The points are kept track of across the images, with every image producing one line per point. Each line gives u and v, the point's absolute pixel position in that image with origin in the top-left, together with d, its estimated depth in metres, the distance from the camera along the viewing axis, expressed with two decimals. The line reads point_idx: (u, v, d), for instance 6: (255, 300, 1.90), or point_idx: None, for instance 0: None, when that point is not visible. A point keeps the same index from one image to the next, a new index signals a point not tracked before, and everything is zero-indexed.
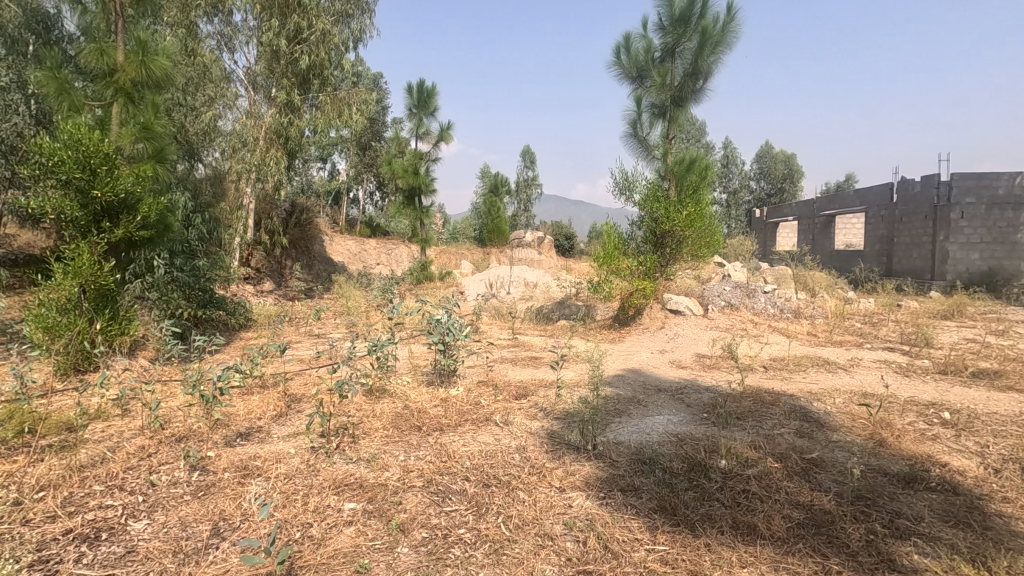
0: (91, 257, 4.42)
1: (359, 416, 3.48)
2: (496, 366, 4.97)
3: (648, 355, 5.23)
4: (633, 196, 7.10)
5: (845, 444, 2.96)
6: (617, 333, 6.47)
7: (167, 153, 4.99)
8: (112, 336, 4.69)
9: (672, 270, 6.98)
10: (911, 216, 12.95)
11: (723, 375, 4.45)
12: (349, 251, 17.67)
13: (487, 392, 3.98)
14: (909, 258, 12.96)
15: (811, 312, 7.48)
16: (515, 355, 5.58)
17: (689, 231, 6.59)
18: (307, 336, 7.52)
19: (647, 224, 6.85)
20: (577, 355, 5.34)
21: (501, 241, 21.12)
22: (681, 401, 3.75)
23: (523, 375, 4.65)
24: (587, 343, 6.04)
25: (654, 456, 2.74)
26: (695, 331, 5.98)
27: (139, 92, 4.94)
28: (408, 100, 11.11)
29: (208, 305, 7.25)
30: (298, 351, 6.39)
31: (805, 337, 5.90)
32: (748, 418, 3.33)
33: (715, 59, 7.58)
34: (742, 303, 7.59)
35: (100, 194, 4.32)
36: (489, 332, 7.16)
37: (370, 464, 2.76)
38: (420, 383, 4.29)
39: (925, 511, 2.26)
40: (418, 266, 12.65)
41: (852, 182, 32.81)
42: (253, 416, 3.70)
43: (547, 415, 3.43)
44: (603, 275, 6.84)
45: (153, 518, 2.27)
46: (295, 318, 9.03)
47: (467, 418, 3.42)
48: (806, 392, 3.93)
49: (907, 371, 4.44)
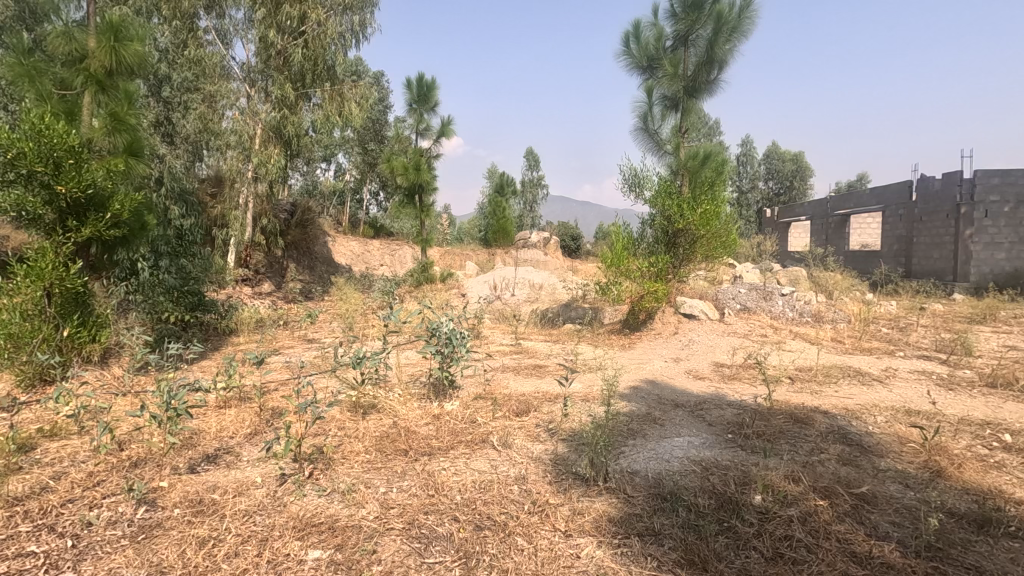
0: (56, 258, 4.08)
1: (340, 438, 3.10)
2: (496, 376, 4.59)
3: (661, 364, 4.81)
4: (644, 192, 6.69)
5: (896, 475, 2.55)
6: (627, 339, 6.05)
7: (142, 145, 4.66)
8: (81, 343, 4.32)
9: (684, 272, 6.54)
10: (932, 215, 12.43)
11: (746, 388, 4.05)
12: (351, 252, 17.33)
13: (484, 408, 3.60)
14: (929, 259, 12.46)
15: (833, 316, 7.04)
16: (518, 363, 5.19)
17: (703, 229, 6.16)
18: (300, 341, 7.17)
19: (658, 223, 6.45)
20: (585, 365, 4.93)
21: (506, 242, 20.70)
22: (701, 419, 3.35)
23: (526, 387, 4.26)
24: (595, 349, 5.65)
25: (675, 491, 2.34)
26: (712, 337, 5.55)
27: (111, 81, 4.63)
28: (408, 95, 10.74)
29: (197, 308, 6.95)
30: (288, 359, 6.03)
31: (831, 344, 5.46)
32: (780, 442, 2.93)
33: (730, 47, 7.16)
34: (758, 306, 7.18)
35: (64, 190, 3.97)
36: (491, 337, 6.79)
37: (344, 498, 2.37)
38: (412, 396, 3.92)
39: (1013, 568, 1.84)
40: (419, 268, 12.27)
41: (865, 182, 32.25)
42: (224, 436, 3.33)
43: (552, 436, 3.03)
44: (611, 277, 6.45)
45: (79, 570, 1.90)
46: (289, 322, 8.68)
47: (460, 440, 3.02)
48: (841, 408, 3.51)
49: (950, 385, 4.01)
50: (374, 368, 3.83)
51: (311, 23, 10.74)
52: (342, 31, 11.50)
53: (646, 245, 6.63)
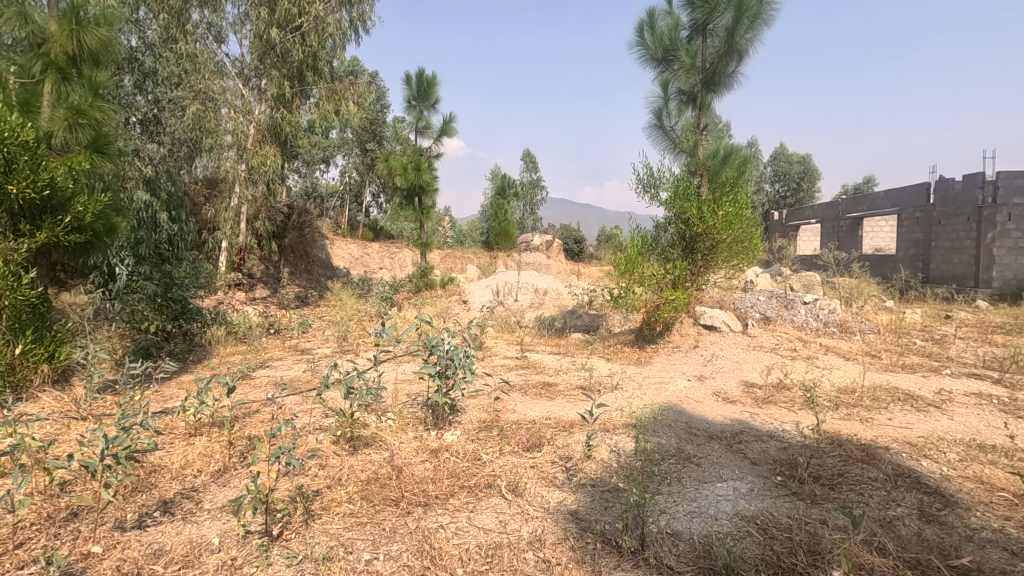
0: (6, 267, 3.60)
1: (319, 480, 2.63)
2: (501, 396, 4.14)
3: (685, 383, 4.33)
4: (660, 193, 6.23)
5: (998, 538, 2.07)
6: (641, 353, 5.57)
7: (110, 142, 4.21)
8: (36, 361, 3.86)
9: (703, 279, 6.09)
10: (951, 218, 11.97)
11: (785, 414, 3.58)
12: (349, 255, 16.87)
13: (489, 439, 3.14)
14: (949, 263, 11.98)
15: (860, 326, 6.57)
16: (525, 381, 4.73)
17: (724, 233, 5.72)
18: (291, 353, 6.72)
19: (675, 225, 5.99)
20: (599, 383, 4.46)
21: (508, 245, 20.21)
22: (742, 456, 2.89)
23: (535, 411, 3.79)
24: (609, 364, 5.18)
25: (732, 564, 1.86)
26: (737, 352, 5.08)
27: (75, 69, 4.19)
28: (407, 91, 10.29)
29: (182, 316, 6.52)
30: (275, 374, 5.56)
31: (868, 360, 5.00)
32: (843, 490, 2.45)
33: (752, 36, 6.76)
34: (779, 315, 6.72)
35: (16, 190, 3.49)
36: (494, 349, 6.33)
37: (317, 570, 1.90)
38: (407, 424, 3.45)
39: None
40: (418, 273, 11.77)
41: (873, 184, 31.88)
42: (187, 474, 2.86)
43: (571, 481, 2.56)
44: (623, 284, 5.98)
45: None
46: (280, 330, 8.23)
47: (462, 484, 2.55)
48: (901, 441, 3.04)
49: (1018, 411, 3.54)
50: (363, 395, 3.34)
51: (308, 17, 10.26)
52: (341, 26, 11.08)
53: (661, 250, 6.17)
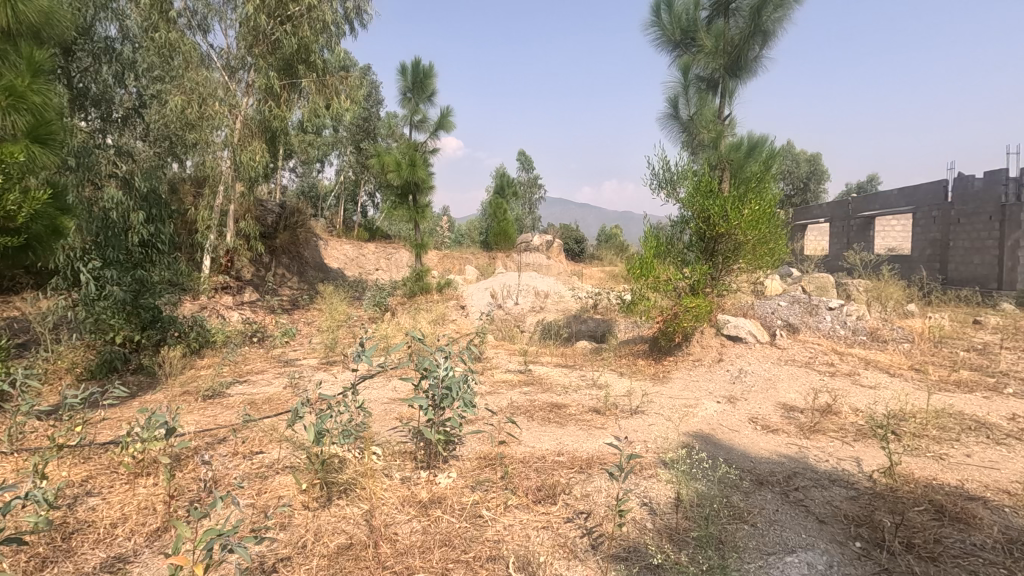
0: None
1: (277, 549, 2.07)
2: (504, 423, 3.59)
3: (714, 407, 3.78)
4: (677, 188, 5.70)
5: None
6: (659, 367, 5.02)
7: (52, 128, 3.54)
8: None
9: (724, 284, 5.52)
10: (971, 217, 11.46)
11: (841, 450, 3.03)
12: (344, 256, 16.28)
13: (490, 485, 2.59)
14: (969, 264, 11.47)
15: (892, 335, 6.04)
16: (531, 401, 4.19)
17: (750, 233, 5.19)
18: (273, 366, 6.15)
19: (693, 226, 5.46)
20: (616, 406, 3.91)
21: (507, 245, 19.53)
22: (804, 510, 2.33)
23: (545, 443, 3.24)
24: (623, 380, 4.65)
25: None
26: (767, 367, 4.53)
27: (11, 44, 3.59)
28: (402, 83, 9.73)
29: (154, 324, 6.03)
30: (252, 393, 5.00)
31: (915, 376, 4.46)
32: (953, 569, 1.89)
33: (778, 17, 6.93)
34: (803, 322, 6.20)
35: None
36: (495, 360, 5.79)
37: None
38: (392, 464, 2.89)
39: None
40: (413, 275, 11.12)
41: (875, 184, 31.47)
42: (116, 538, 2.30)
43: (597, 553, 2.01)
44: (636, 289, 5.45)
45: None
46: (263, 339, 7.66)
47: (457, 558, 1.99)
48: (995, 488, 2.49)
49: None
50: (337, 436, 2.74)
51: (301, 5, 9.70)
52: (335, 17, 10.51)
53: (678, 253, 5.62)
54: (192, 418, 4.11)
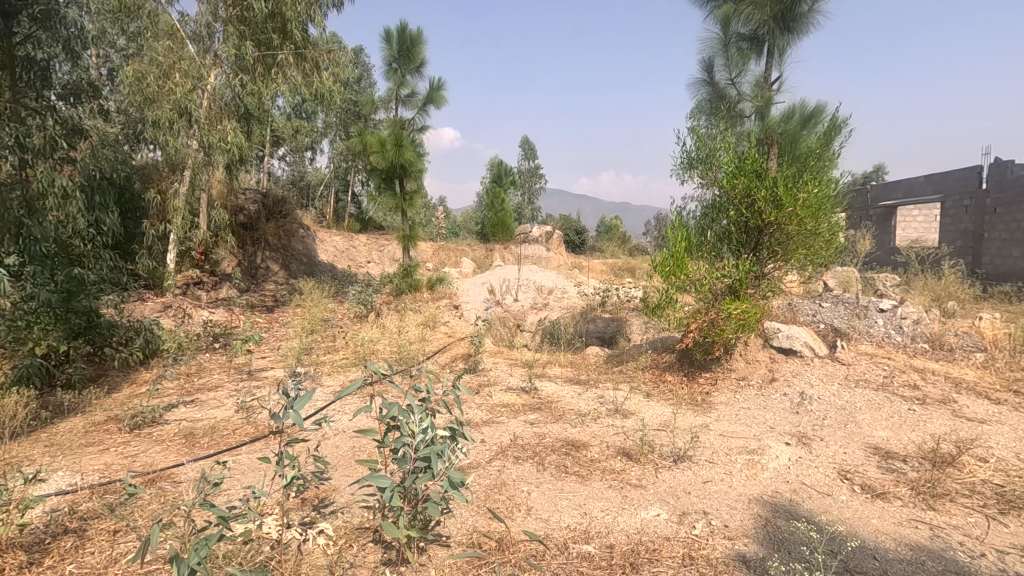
0: None
1: None
2: (509, 478, 2.67)
3: (788, 452, 2.84)
4: (714, 168, 4.74)
5: None
6: (696, 388, 4.09)
7: None
8: None
9: (771, 285, 4.55)
10: (1010, 205, 10.50)
11: (992, 533, 2.11)
12: (334, 248, 15.30)
13: None
14: (1006, 257, 10.54)
15: (960, 342, 5.13)
16: (543, 438, 3.26)
17: (805, 224, 4.24)
18: (233, 379, 5.21)
19: (731, 215, 4.49)
20: (654, 450, 2.96)
21: (506, 236, 18.55)
22: None
23: (566, 514, 2.32)
24: (656, 406, 3.73)
25: None
26: (836, 392, 3.62)
27: None
28: (387, 51, 8.71)
29: (88, 331, 5.08)
30: (194, 419, 4.05)
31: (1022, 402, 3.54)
32: None
33: None
34: (852, 326, 5.32)
35: None
36: (496, 373, 4.87)
37: None
38: (344, 561, 1.96)
39: None
40: (400, 272, 10.01)
41: (883, 174, 30.50)
42: None
43: None
44: (663, 290, 4.48)
45: None
46: (228, 343, 6.70)
47: None
48: None
49: None
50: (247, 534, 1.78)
51: None
52: None
53: (711, 247, 4.66)
54: (99, 462, 3.14)
